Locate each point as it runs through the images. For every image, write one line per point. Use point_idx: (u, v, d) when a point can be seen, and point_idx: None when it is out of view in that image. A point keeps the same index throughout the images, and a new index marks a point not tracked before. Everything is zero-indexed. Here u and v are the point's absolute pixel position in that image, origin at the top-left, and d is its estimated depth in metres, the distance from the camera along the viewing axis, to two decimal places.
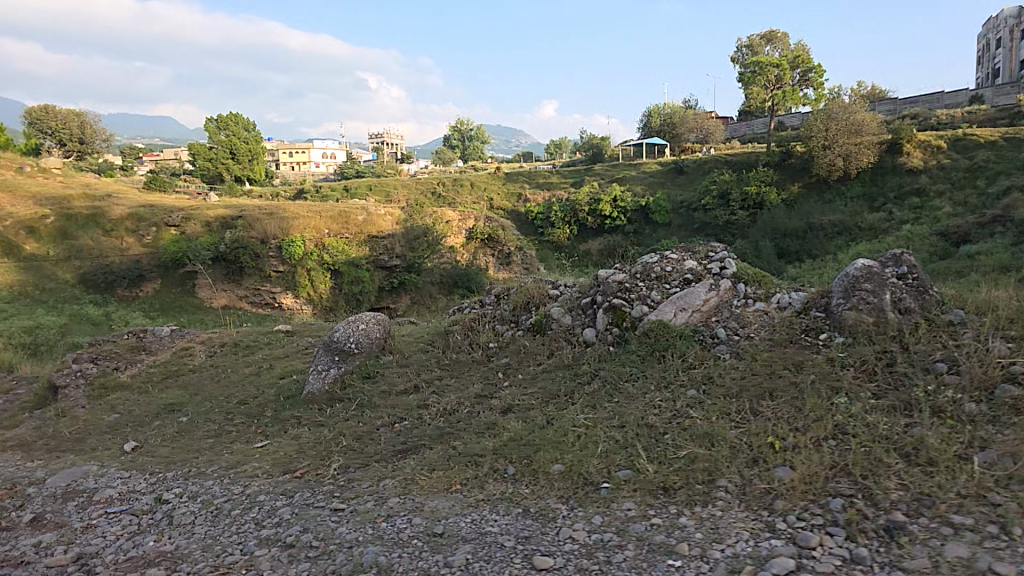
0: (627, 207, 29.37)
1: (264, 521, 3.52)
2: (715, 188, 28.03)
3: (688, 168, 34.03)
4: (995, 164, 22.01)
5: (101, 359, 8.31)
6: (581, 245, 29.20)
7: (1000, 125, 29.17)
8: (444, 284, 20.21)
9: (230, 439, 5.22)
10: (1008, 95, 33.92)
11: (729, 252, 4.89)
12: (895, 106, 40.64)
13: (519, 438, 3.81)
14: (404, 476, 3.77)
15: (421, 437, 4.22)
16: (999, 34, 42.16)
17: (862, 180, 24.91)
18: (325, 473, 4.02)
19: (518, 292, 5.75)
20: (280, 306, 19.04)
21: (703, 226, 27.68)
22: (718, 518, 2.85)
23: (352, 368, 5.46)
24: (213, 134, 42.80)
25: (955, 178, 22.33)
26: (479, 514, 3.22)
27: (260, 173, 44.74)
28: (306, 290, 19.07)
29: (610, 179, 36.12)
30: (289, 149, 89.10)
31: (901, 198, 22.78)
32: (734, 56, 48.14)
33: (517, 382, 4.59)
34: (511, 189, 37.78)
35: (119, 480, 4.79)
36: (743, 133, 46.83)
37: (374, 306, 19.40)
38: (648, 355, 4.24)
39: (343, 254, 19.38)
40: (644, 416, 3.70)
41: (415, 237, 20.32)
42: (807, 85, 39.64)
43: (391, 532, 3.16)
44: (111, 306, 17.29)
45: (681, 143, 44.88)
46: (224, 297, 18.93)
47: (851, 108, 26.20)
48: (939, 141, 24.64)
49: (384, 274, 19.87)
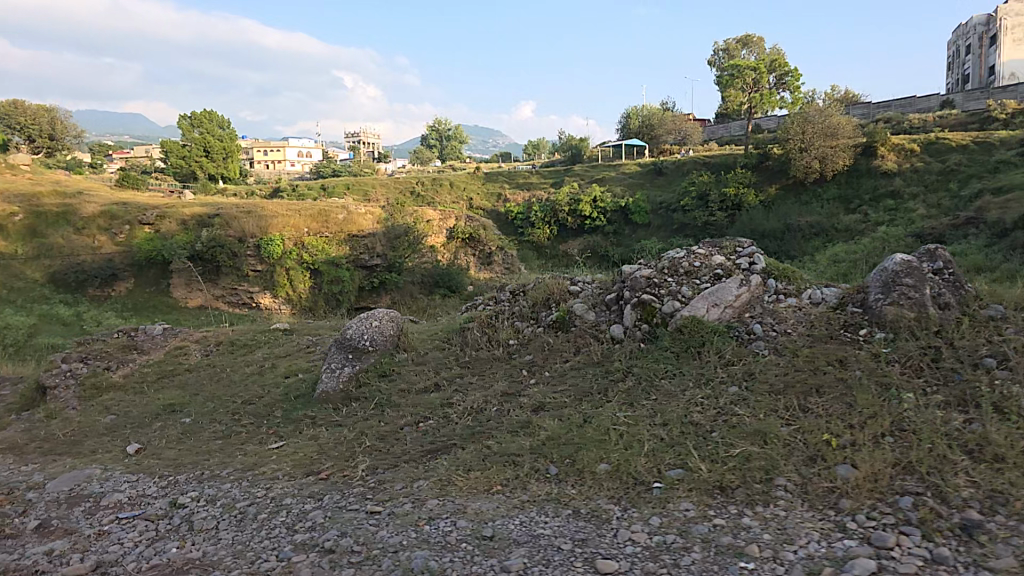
0: (607, 207, 29.44)
1: (296, 526, 3.36)
2: (694, 189, 28.20)
3: (668, 170, 34.18)
4: (967, 167, 22.40)
5: (91, 359, 8.04)
6: (561, 246, 29.11)
7: (971, 129, 29.69)
8: (425, 284, 19.96)
9: (242, 439, 5.02)
10: (977, 100, 34.50)
11: (757, 247, 4.81)
12: (869, 110, 41.26)
13: (557, 436, 3.69)
14: (440, 476, 3.63)
15: (449, 436, 4.08)
16: (969, 41, 42.99)
17: (837, 182, 25.21)
18: (353, 475, 3.86)
19: (536, 288, 5.63)
20: (257, 306, 18.51)
21: (683, 226, 27.71)
22: (784, 518, 2.75)
23: (367, 367, 5.30)
24: (187, 132, 42.66)
25: (928, 181, 22.69)
26: (526, 517, 3.09)
27: (235, 171, 44.09)
28: (285, 290, 18.54)
29: (590, 179, 36.25)
30: (264, 147, 87.92)
31: (876, 200, 23.08)
32: (711, 59, 48.55)
33: (545, 379, 4.47)
34: (490, 189, 37.62)
35: (126, 483, 4.58)
36: (720, 135, 47.29)
37: (355, 307, 18.96)
38: (682, 351, 4.15)
39: (323, 254, 18.94)
40: (687, 413, 3.60)
41: (397, 237, 20.13)
42: (783, 88, 40.29)
43: (436, 536, 3.03)
44: (81, 306, 17.02)
45: (659, 145, 45.22)
46: (200, 297, 18.42)
47: (827, 112, 26.53)
48: (913, 143, 25.02)
49: (364, 274, 19.53)
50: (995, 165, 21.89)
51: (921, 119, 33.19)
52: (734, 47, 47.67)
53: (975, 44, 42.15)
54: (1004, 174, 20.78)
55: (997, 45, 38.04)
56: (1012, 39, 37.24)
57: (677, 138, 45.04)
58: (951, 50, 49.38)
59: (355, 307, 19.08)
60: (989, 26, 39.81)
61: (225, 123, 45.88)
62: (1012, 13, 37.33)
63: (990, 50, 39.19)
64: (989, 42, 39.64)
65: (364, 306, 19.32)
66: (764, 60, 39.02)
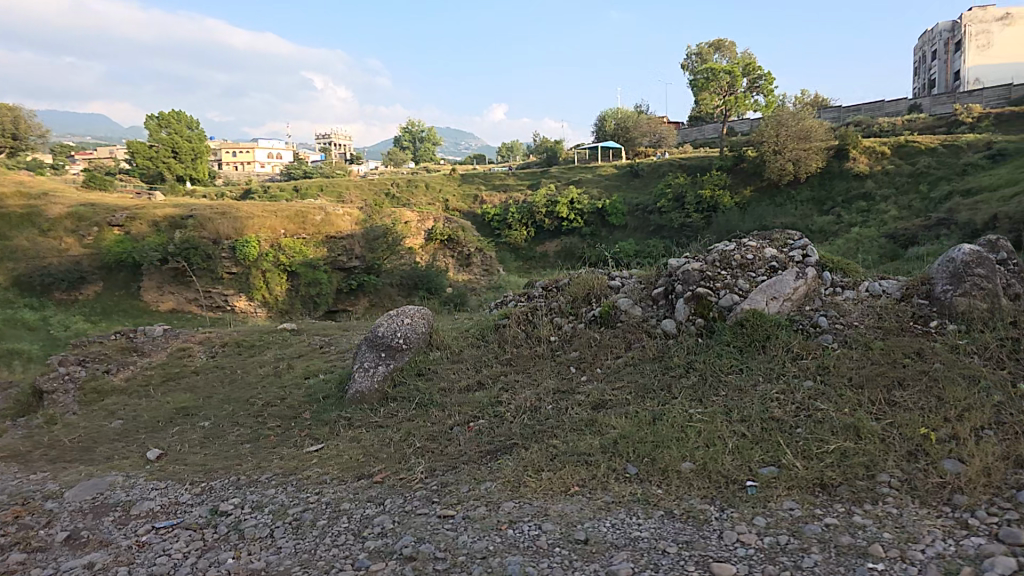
0: (583, 209, 29.33)
1: (364, 532, 3.16)
2: (670, 190, 28.24)
3: (644, 171, 34.22)
4: (937, 170, 22.77)
5: (90, 362, 7.66)
6: (538, 248, 29.01)
7: (938, 132, 30.27)
8: (404, 285, 19.21)
9: (274, 442, 4.78)
10: (944, 104, 35.15)
11: (809, 239, 4.70)
12: (840, 113, 41.91)
13: (628, 434, 3.54)
14: (509, 477, 3.46)
15: (509, 436, 3.91)
16: (934, 47, 43.89)
17: (811, 185, 25.54)
18: (412, 478, 3.66)
19: (573, 283, 5.47)
20: (234, 309, 17.91)
21: (659, 228, 27.66)
22: (899, 516, 2.63)
23: (401, 366, 5.12)
24: (155, 132, 41.41)
25: (898, 183, 23.11)
26: (616, 519, 2.93)
27: (204, 173, 43.18)
28: (261, 293, 18.04)
29: (567, 181, 36.25)
30: (233, 148, 86.25)
31: (848, 202, 23.44)
32: (684, 63, 49.04)
33: (599, 376, 4.32)
34: (466, 191, 37.23)
35: (155, 491, 4.30)
36: (694, 138, 47.71)
37: (331, 309, 18.58)
38: (744, 346, 4.03)
39: (300, 255, 18.64)
40: (765, 408, 3.48)
41: (375, 240, 19.95)
42: (756, 92, 40.48)
43: (524, 540, 2.86)
44: (48, 310, 16.25)
45: (634, 147, 45.41)
46: (172, 301, 17.78)
47: (799, 114, 26.82)
48: (883, 146, 25.45)
49: (342, 276, 19.20)
50: (963, 167, 22.27)
51: (891, 122, 33.75)
52: (707, 51, 48.19)
53: (942, 50, 43.03)
54: (972, 176, 21.19)
55: (962, 51, 38.83)
56: (977, 45, 38.10)
57: (651, 141, 45.32)
58: (917, 56, 50.39)
59: (333, 309, 18.64)
60: (954, 32, 40.69)
61: (194, 123, 44.94)
62: (976, 20, 38.13)
63: (955, 56, 40.05)
64: (955, 47, 40.46)
65: (341, 308, 18.87)
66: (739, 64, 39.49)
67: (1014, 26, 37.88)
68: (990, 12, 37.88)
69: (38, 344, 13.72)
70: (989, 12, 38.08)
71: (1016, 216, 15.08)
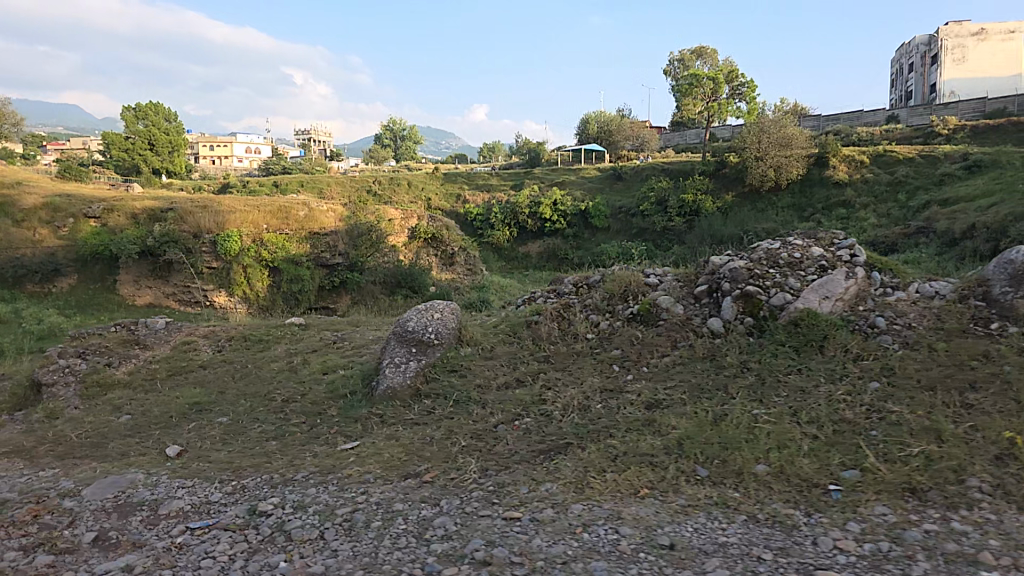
0: (567, 210, 28.94)
1: (427, 535, 3.01)
2: (653, 194, 28.20)
3: (627, 175, 34.21)
4: (915, 180, 23.11)
5: (90, 354, 7.35)
6: (521, 248, 28.81)
7: (915, 143, 30.74)
8: (387, 283, 18.48)
9: (303, 440, 4.59)
10: (921, 115, 35.68)
11: (855, 238, 4.63)
12: (819, 122, 42.43)
13: (692, 435, 3.42)
14: (570, 478, 3.32)
15: (561, 435, 3.77)
16: (911, 59, 44.64)
17: (792, 192, 25.74)
18: (465, 478, 3.51)
19: (608, 280, 5.34)
20: (212, 305, 17.35)
21: (642, 231, 27.60)
22: (1000, 522, 2.53)
23: (433, 362, 4.97)
24: (131, 123, 40.49)
25: (878, 192, 23.43)
26: (698, 523, 2.81)
27: (181, 166, 42.41)
28: (241, 289, 17.35)
29: (551, 182, 36.16)
30: (209, 142, 84.83)
31: (828, 210, 23.69)
32: (667, 69, 49.41)
33: (646, 375, 4.20)
34: (449, 190, 36.94)
35: (182, 489, 4.08)
36: (676, 143, 48.04)
37: (313, 306, 17.85)
38: (800, 346, 3.94)
39: (283, 251, 17.75)
40: (834, 411, 3.38)
41: (359, 236, 18.98)
42: (738, 98, 40.60)
43: (603, 544, 2.72)
44: (20, 302, 15.89)
45: (617, 150, 45.55)
46: (149, 295, 17.44)
47: (781, 121, 27.04)
48: (863, 155, 25.71)
49: (324, 273, 18.36)
50: (940, 178, 22.62)
51: (869, 131, 34.23)
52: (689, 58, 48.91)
53: (919, 63, 43.74)
54: (950, 186, 21.54)
55: (938, 64, 39.51)
56: (953, 58, 38.75)
57: (634, 145, 45.47)
58: (895, 68, 51.17)
59: (314, 307, 17.86)
60: (931, 46, 41.38)
61: (171, 115, 44.07)
62: (952, 34, 38.83)
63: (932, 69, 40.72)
64: (932, 60, 41.20)
65: (322, 306, 18.08)
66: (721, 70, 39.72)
67: (989, 41, 38.63)
68: (965, 27, 38.60)
69: (14, 338, 13.21)
70: (965, 27, 38.82)
71: (994, 225, 15.32)
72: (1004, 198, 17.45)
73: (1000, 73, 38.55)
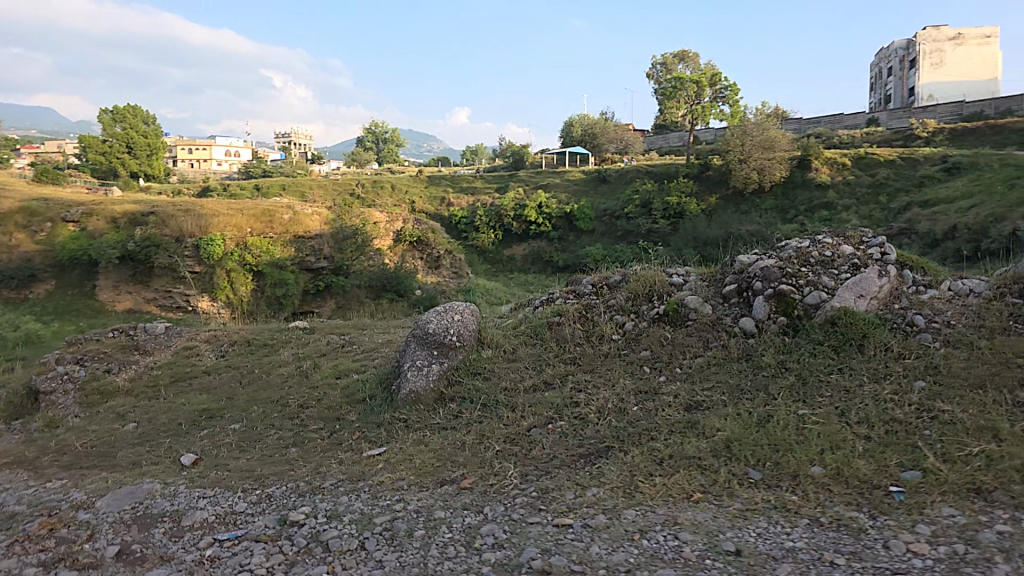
0: (552, 213, 28.97)
1: (476, 544, 2.89)
2: (638, 197, 28.18)
3: (612, 177, 34.25)
4: (896, 182, 23.38)
5: (88, 360, 7.12)
6: (506, 251, 28.69)
7: (896, 145, 31.10)
8: (372, 287, 17.88)
9: (325, 446, 4.46)
10: (900, 118, 36.14)
11: (886, 237, 4.59)
12: (801, 125, 42.88)
13: (739, 436, 3.35)
14: (616, 483, 3.23)
15: (600, 437, 3.68)
16: (890, 63, 45.23)
17: (775, 194, 25.82)
18: (506, 484, 3.41)
19: (630, 280, 5.26)
20: (194, 309, 16.95)
21: (626, 233, 27.59)
22: None
23: (456, 365, 4.87)
24: (108, 126, 39.83)
25: (859, 194, 23.68)
26: (760, 528, 2.72)
27: (160, 169, 41.81)
28: (225, 293, 16.87)
29: (536, 185, 36.10)
30: (189, 145, 83.97)
31: (811, 212, 23.84)
32: (649, 72, 49.72)
33: (680, 377, 4.12)
34: (433, 192, 36.70)
35: (204, 500, 3.93)
36: (659, 146, 48.22)
37: (298, 311, 17.30)
38: (839, 345, 3.88)
39: (267, 255, 17.37)
40: (884, 410, 3.33)
41: (345, 239, 18.51)
42: (721, 101, 40.80)
43: (667, 551, 2.63)
44: None
45: (601, 153, 45.67)
46: (129, 301, 16.94)
47: (763, 124, 27.21)
48: (844, 157, 25.94)
49: (309, 277, 17.93)
50: (920, 180, 22.92)
51: (850, 134, 34.57)
52: (671, 61, 49.22)
53: (897, 67, 44.33)
54: (930, 188, 21.80)
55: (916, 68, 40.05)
56: (930, 63, 39.30)
57: (618, 147, 45.53)
58: (874, 72, 51.82)
59: (299, 311, 17.36)
60: (909, 50, 41.94)
61: (150, 118, 43.43)
62: (930, 38, 39.40)
63: (910, 73, 41.30)
64: (910, 64, 41.76)
65: (307, 310, 17.60)
66: (704, 73, 39.88)
67: (965, 45, 39.19)
68: (943, 32, 39.17)
69: None
70: (942, 31, 39.36)
71: (976, 227, 15.47)
72: (984, 199, 17.73)
73: (976, 78, 39.22)
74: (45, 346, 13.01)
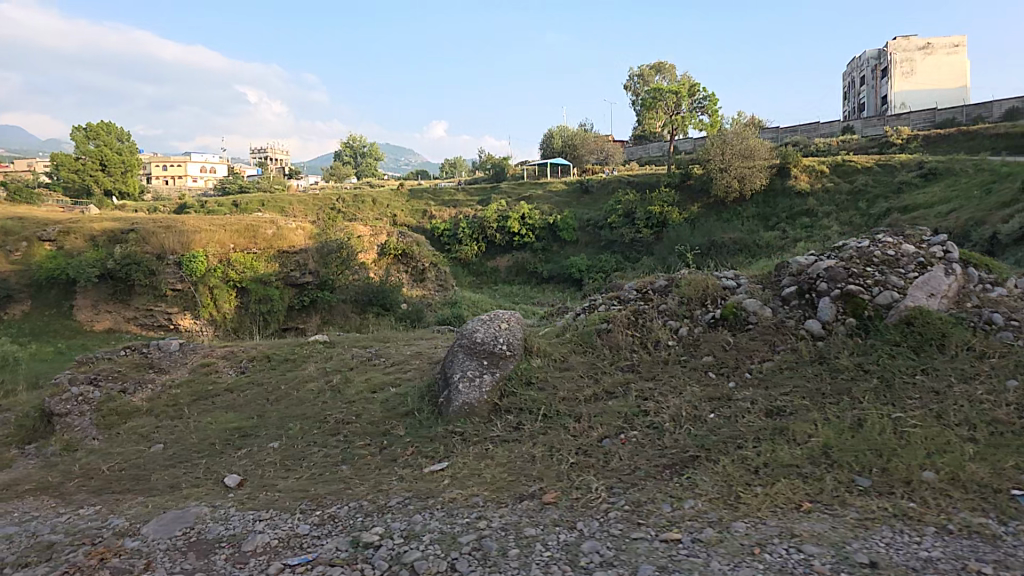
0: (535, 224, 28.82)
1: (582, 562, 2.72)
2: (621, 206, 28.07)
3: (594, 188, 34.25)
4: (874, 188, 23.63)
5: (102, 380, 6.82)
6: (490, 263, 28.45)
7: (872, 152, 31.50)
8: (358, 301, 17.39)
9: (380, 463, 4.26)
10: (875, 126, 36.61)
11: (948, 236, 4.52)
12: (778, 134, 43.45)
13: (836, 441, 3.23)
14: (714, 494, 3.09)
15: (682, 447, 3.55)
16: (862, 73, 45.99)
17: (756, 202, 25.85)
18: (593, 498, 3.26)
19: (679, 284, 5.16)
20: (177, 328, 16.49)
21: (610, 243, 27.48)
22: None
23: (508, 374, 4.73)
24: (81, 143, 39.07)
25: (839, 201, 23.84)
26: (886, 538, 2.58)
27: (134, 187, 41.05)
28: (209, 310, 16.40)
29: (518, 197, 35.91)
30: (162, 162, 82.89)
31: (792, 219, 23.93)
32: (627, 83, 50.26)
33: (751, 381, 4.01)
34: (414, 205, 36.36)
35: (261, 522, 3.65)
36: (638, 156, 48.43)
37: (283, 327, 17.02)
38: (918, 346, 3.78)
39: (251, 271, 16.85)
40: (982, 410, 3.23)
41: (329, 253, 18.05)
42: (700, 111, 41.05)
43: (795, 565, 2.46)
44: None
45: (582, 164, 45.80)
46: (108, 320, 16.54)
47: (742, 133, 27.12)
48: (822, 165, 26.12)
49: (294, 293, 17.46)
50: (898, 186, 23.21)
51: (827, 142, 34.94)
52: (648, 73, 49.64)
53: (870, 76, 44.99)
54: (909, 195, 22.06)
55: (888, 77, 40.64)
56: (902, 72, 39.88)
57: (598, 159, 45.68)
58: (846, 81, 52.67)
59: (284, 328, 17.09)
60: (880, 59, 42.61)
61: (123, 135, 42.72)
62: (901, 49, 40.05)
63: (882, 82, 41.96)
64: (882, 73, 42.45)
65: (292, 327, 17.25)
66: (683, 84, 40.15)
67: (935, 54, 39.94)
68: (913, 42, 39.78)
69: None
70: (911, 42, 39.99)
71: (957, 231, 15.45)
72: (962, 204, 17.95)
73: (946, 86, 39.97)
74: (32, 367, 12.69)
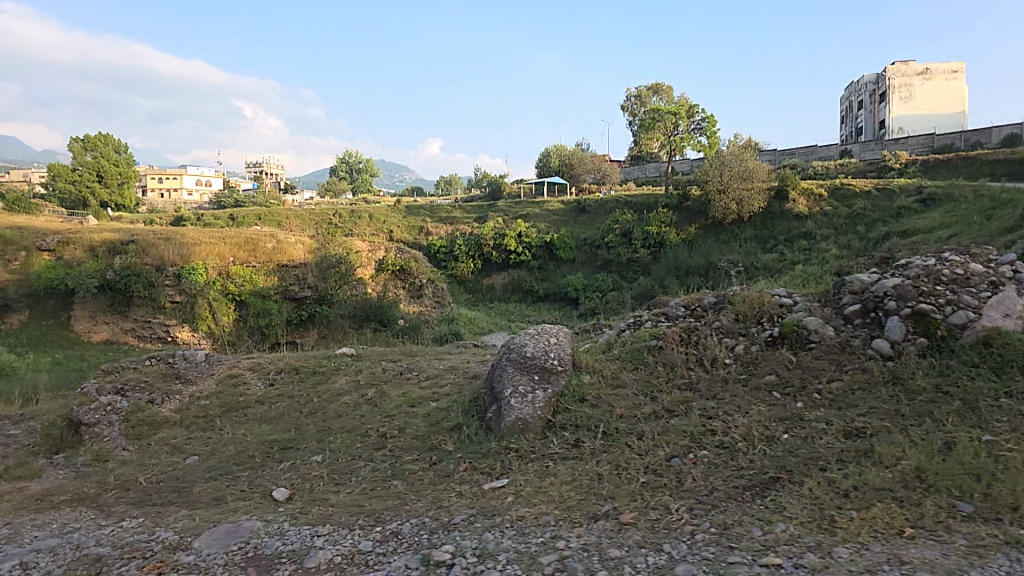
0: (532, 242, 28.70)
1: None
2: (619, 227, 28.06)
3: (591, 208, 34.23)
4: (872, 213, 23.67)
5: (129, 390, 6.66)
6: (486, 280, 28.24)
7: (869, 176, 31.64)
8: (356, 317, 17.20)
9: (434, 479, 4.11)
10: (873, 150, 36.80)
11: (1015, 257, 4.51)
12: (775, 157, 43.77)
13: (929, 465, 3.12)
14: (806, 517, 2.96)
15: (760, 468, 3.43)
16: (860, 98, 46.45)
17: (754, 224, 25.77)
18: (675, 520, 3.13)
19: (732, 301, 5.10)
20: (174, 341, 16.22)
21: (607, 263, 27.39)
22: None
23: (561, 391, 4.62)
24: (78, 155, 38.88)
25: (837, 224, 23.83)
26: (1005, 566, 2.43)
27: (131, 199, 40.88)
28: (206, 324, 16.15)
29: (514, 214, 35.80)
30: (159, 175, 82.43)
31: (790, 241, 23.90)
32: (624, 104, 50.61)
33: (821, 401, 3.90)
34: (412, 221, 36.24)
35: (321, 538, 3.48)
36: (635, 177, 48.61)
37: (280, 342, 16.51)
38: (998, 367, 3.68)
39: (250, 284, 16.65)
40: None
41: (329, 268, 17.74)
42: (698, 132, 41.31)
43: None
44: None
45: (579, 183, 45.84)
46: (105, 331, 16.21)
47: (740, 154, 27.07)
48: (821, 188, 26.18)
49: (291, 307, 17.11)
50: (897, 211, 23.26)
51: (824, 165, 35.09)
52: (646, 94, 49.99)
53: (867, 101, 45.40)
54: (907, 220, 22.12)
55: (886, 102, 40.98)
56: (900, 97, 40.21)
57: (595, 178, 45.75)
58: (843, 106, 53.13)
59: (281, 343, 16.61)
60: (877, 85, 42.95)
61: (121, 147, 42.60)
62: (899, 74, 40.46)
63: (880, 107, 42.31)
64: (879, 98, 42.84)
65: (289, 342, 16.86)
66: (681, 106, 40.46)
67: (933, 80, 40.34)
68: (911, 67, 40.22)
69: None
70: (909, 67, 40.43)
71: None
72: (963, 229, 17.95)
73: (943, 112, 40.32)
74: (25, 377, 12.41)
